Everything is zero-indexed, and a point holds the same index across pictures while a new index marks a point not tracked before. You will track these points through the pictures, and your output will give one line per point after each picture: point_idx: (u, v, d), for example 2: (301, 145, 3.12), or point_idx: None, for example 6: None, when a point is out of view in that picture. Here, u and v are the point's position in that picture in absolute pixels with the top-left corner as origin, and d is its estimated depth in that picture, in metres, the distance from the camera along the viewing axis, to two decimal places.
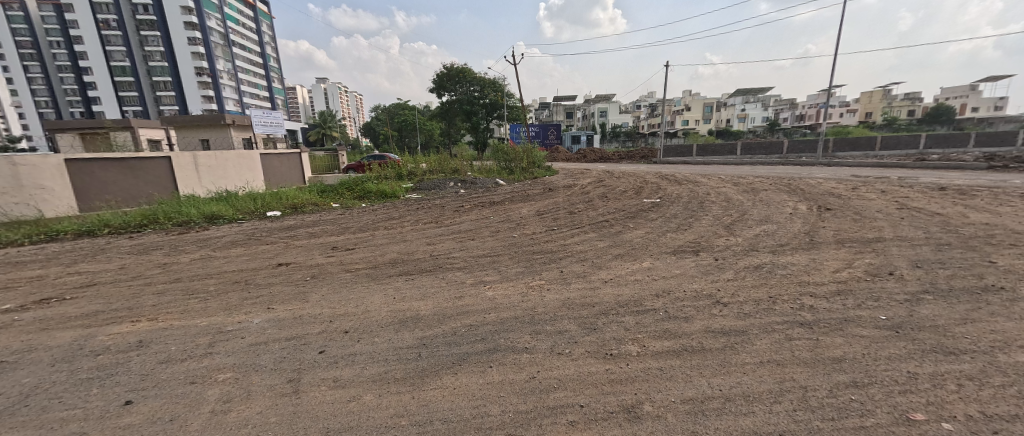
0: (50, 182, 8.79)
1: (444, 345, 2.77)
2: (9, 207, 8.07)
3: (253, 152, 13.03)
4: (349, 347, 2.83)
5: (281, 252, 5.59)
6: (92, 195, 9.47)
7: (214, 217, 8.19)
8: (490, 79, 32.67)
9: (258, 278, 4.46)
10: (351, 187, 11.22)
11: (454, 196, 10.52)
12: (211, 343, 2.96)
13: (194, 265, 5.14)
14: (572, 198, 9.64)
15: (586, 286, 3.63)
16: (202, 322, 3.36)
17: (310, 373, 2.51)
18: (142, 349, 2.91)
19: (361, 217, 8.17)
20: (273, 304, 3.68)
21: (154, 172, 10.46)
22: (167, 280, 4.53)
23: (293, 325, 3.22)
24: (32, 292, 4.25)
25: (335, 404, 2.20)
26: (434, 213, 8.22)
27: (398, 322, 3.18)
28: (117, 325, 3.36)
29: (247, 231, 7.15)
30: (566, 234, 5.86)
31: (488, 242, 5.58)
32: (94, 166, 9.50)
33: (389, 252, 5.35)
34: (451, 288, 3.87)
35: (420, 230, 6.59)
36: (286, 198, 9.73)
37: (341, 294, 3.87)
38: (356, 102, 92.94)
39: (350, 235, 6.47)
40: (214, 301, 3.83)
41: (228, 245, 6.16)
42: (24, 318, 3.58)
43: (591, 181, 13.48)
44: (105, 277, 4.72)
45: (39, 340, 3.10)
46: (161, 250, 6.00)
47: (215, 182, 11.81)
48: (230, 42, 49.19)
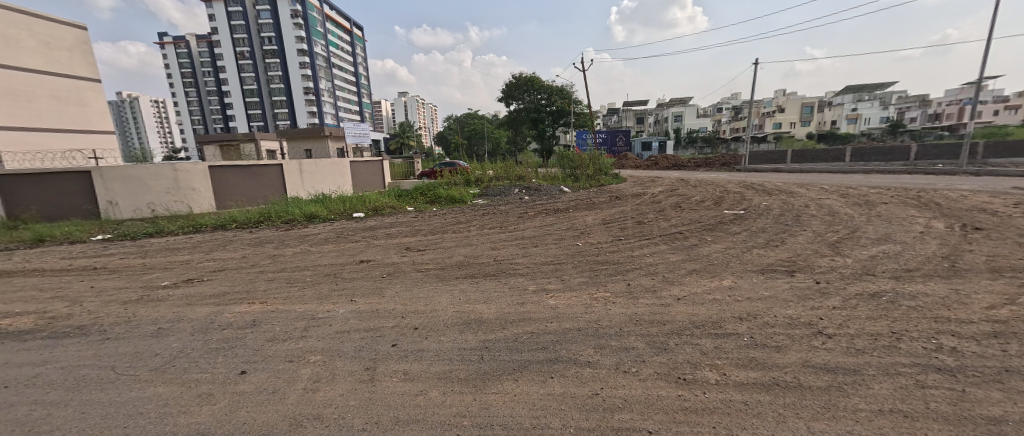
0: (199, 185, 10.96)
1: (506, 350, 2.78)
2: (171, 204, 10.60)
3: (344, 160, 14.50)
4: (418, 343, 2.98)
5: (363, 250, 6.13)
6: (226, 196, 11.46)
7: (311, 217, 9.29)
8: (558, 86, 32.62)
9: (344, 273, 4.94)
10: (424, 192, 11.96)
11: (519, 203, 10.65)
12: (305, 328, 3.33)
13: (294, 257, 5.87)
14: (642, 207, 9.16)
15: (658, 302, 3.40)
16: (299, 308, 3.80)
17: (384, 364, 2.69)
18: (254, 328, 3.39)
19: (432, 220, 8.64)
20: (355, 297, 4.03)
21: (270, 177, 12.23)
22: (273, 270, 5.23)
23: (371, 317, 3.49)
24: (179, 273, 5.22)
25: (404, 397, 2.32)
26: (499, 218, 8.39)
27: (463, 324, 3.27)
28: (238, 305, 3.95)
29: (337, 230, 7.99)
30: (634, 244, 5.57)
31: (552, 250, 5.52)
32: (227, 171, 11.47)
33: (455, 254, 5.57)
34: (516, 294, 3.88)
35: (486, 235, 6.77)
36: (369, 201, 10.68)
37: (412, 292, 4.11)
38: (431, 113, 99.47)
39: (421, 237, 6.88)
40: (309, 290, 4.32)
41: (321, 242, 6.93)
42: (175, 293, 4.40)
43: (663, 190, 12.66)
44: (231, 264, 5.62)
45: (183, 313, 3.79)
46: (272, 243, 6.99)
47: (315, 186, 13.43)
48: (330, 64, 56.06)
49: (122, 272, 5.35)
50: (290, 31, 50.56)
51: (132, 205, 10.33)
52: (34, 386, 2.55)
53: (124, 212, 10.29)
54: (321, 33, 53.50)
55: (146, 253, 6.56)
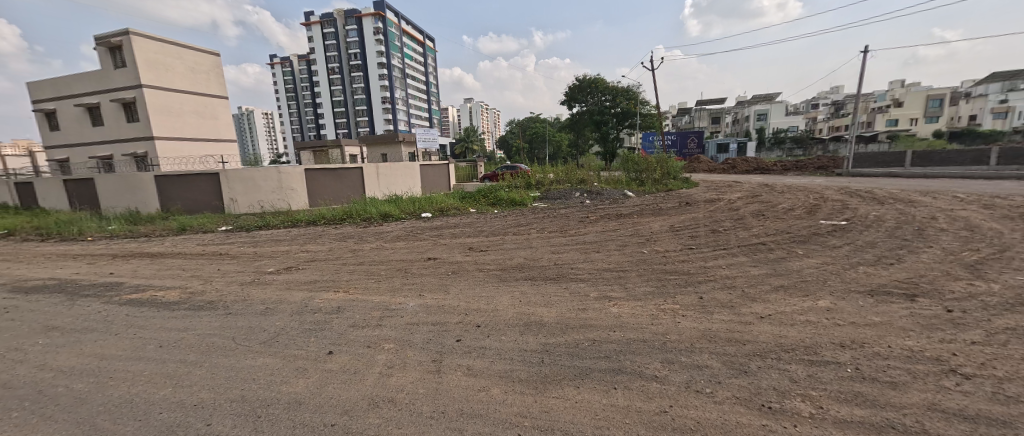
0: (295, 185, 12.52)
1: (567, 356, 2.75)
2: (275, 201, 12.27)
3: (415, 163, 15.48)
4: (481, 340, 3.08)
5: (431, 248, 6.49)
6: (317, 195, 12.94)
7: (386, 216, 10.08)
8: (625, 87, 31.42)
9: (413, 269, 5.28)
10: (486, 194, 12.31)
11: (580, 207, 10.47)
12: (380, 317, 3.63)
13: (371, 252, 6.43)
14: (716, 214, 8.44)
15: (737, 319, 3.10)
16: (375, 298, 4.15)
17: (449, 357, 2.82)
18: (338, 313, 3.78)
19: (494, 222, 8.86)
20: (424, 292, 4.28)
21: (352, 179, 13.53)
22: (353, 263, 5.78)
23: (437, 312, 3.69)
24: (280, 262, 6.01)
25: (468, 391, 2.41)
26: (559, 222, 8.32)
27: (523, 325, 3.30)
28: (325, 292, 4.44)
29: (407, 228, 8.57)
30: (707, 254, 5.15)
31: (615, 256, 5.32)
32: (318, 173, 12.93)
33: (516, 256, 5.64)
34: (576, 299, 3.82)
35: (546, 238, 6.76)
36: (436, 202, 11.28)
37: (476, 290, 4.26)
38: (496, 118, 102.18)
39: (483, 238, 7.10)
40: (383, 283, 4.70)
41: (394, 239, 7.49)
42: (277, 278, 5.09)
43: (742, 196, 11.52)
44: (320, 256, 6.33)
45: (282, 296, 4.36)
46: (353, 238, 7.72)
47: (389, 187, 14.54)
48: (405, 75, 60.49)
49: (238, 259, 6.32)
50: (373, 47, 55.83)
51: (246, 202, 12.16)
52: (176, 347, 3.12)
53: (240, 207, 12.16)
54: (398, 47, 58.36)
55: (256, 243, 7.67)
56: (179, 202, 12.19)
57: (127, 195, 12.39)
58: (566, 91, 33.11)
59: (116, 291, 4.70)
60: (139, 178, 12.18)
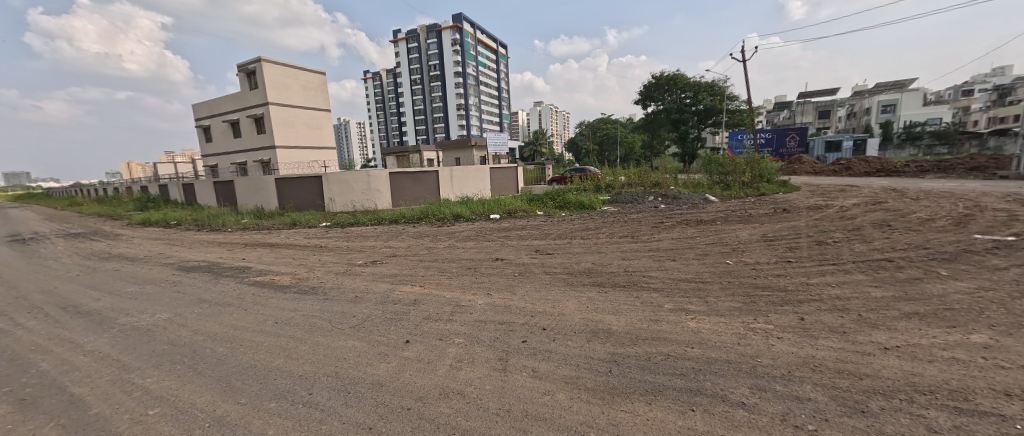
0: (381, 187, 13.77)
1: (637, 368, 2.60)
2: (364, 201, 13.65)
3: (485, 167, 15.96)
4: (547, 343, 3.05)
5: (499, 249, 6.64)
6: (398, 196, 14.04)
7: (457, 217, 10.55)
8: (708, 81, 28.95)
9: (482, 268, 5.45)
10: (554, 197, 12.22)
11: (654, 211, 9.87)
12: (451, 312, 3.80)
13: (444, 251, 6.78)
14: (822, 222, 7.32)
15: (849, 347, 2.64)
16: (447, 294, 4.37)
17: (515, 357, 2.85)
18: (415, 306, 4.04)
19: (562, 225, 8.76)
20: (492, 291, 4.39)
21: (428, 181, 14.43)
22: (428, 260, 6.16)
23: (504, 312, 3.74)
24: (368, 256, 6.64)
25: (533, 393, 2.40)
26: (630, 227, 7.92)
27: (590, 332, 3.20)
28: (405, 286, 4.79)
29: (477, 229, 8.88)
30: (810, 269, 4.48)
31: (694, 266, 4.90)
32: (400, 176, 14.03)
33: (584, 261, 5.51)
34: (649, 309, 3.59)
35: (617, 244, 6.48)
36: (504, 204, 11.51)
37: (542, 293, 4.23)
38: (566, 120, 101.19)
39: (551, 241, 7.06)
40: (455, 280, 4.92)
41: (465, 239, 7.82)
42: (364, 270, 5.64)
43: (858, 203, 9.80)
44: (400, 252, 6.87)
45: (368, 286, 4.80)
46: (428, 237, 8.23)
47: (461, 189, 15.20)
48: (479, 82, 63.00)
49: (334, 251, 7.14)
50: (451, 57, 59.23)
51: (341, 201, 13.69)
52: (286, 325, 3.63)
53: (337, 206, 13.73)
54: (473, 56, 61.12)
55: (349, 238, 8.60)
56: (291, 201, 14.19)
57: (256, 196, 14.75)
58: (641, 89, 31.50)
59: (245, 274, 5.64)
60: (263, 181, 14.47)
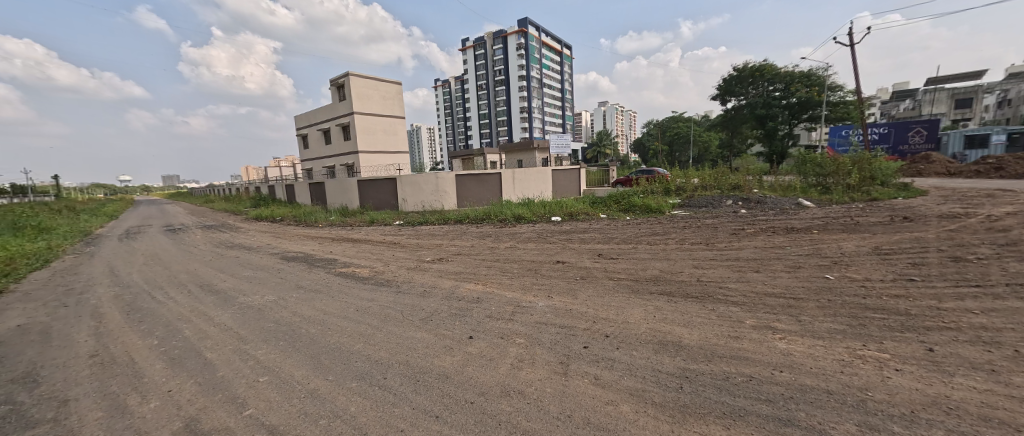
0: (448, 188, 14.43)
1: (712, 387, 2.37)
2: (432, 202, 14.42)
3: (547, 168, 15.89)
4: (610, 350, 2.92)
5: (561, 251, 6.56)
6: (463, 197, 14.58)
7: (519, 218, 10.64)
8: (803, 71, 25.72)
9: (543, 270, 5.42)
10: (618, 199, 11.77)
11: (733, 217, 9.00)
12: (513, 312, 3.83)
13: (506, 251, 6.88)
14: (956, 235, 6.05)
15: (999, 390, 2.13)
16: (508, 294, 4.41)
17: (576, 362, 2.77)
18: (478, 303, 4.15)
19: (627, 229, 8.39)
20: (552, 294, 4.34)
21: (491, 183, 14.77)
22: (491, 259, 6.29)
23: (566, 316, 3.67)
24: (435, 253, 6.99)
25: (596, 401, 2.31)
26: (705, 233, 7.31)
27: (658, 343, 3.00)
28: (468, 283, 4.95)
29: (539, 231, 8.87)
30: (941, 291, 3.71)
31: (782, 280, 4.35)
32: (465, 178, 14.57)
33: (651, 268, 5.19)
34: (728, 325, 3.26)
35: (690, 251, 6.01)
36: (566, 206, 11.34)
37: (604, 299, 4.07)
38: (634, 120, 96.98)
39: (615, 245, 6.78)
40: (516, 281, 4.95)
41: (526, 240, 7.86)
42: (432, 267, 5.93)
43: (1012, 211, 7.92)
44: (465, 250, 7.12)
45: (434, 282, 5.04)
46: (491, 237, 8.42)
47: (523, 191, 15.30)
48: (543, 84, 63.18)
49: (406, 248, 7.63)
50: (515, 61, 60.16)
51: (413, 202, 14.62)
52: (365, 313, 3.95)
53: (408, 206, 14.69)
54: (538, 59, 61.42)
55: (419, 236, 9.14)
56: (370, 201, 15.52)
57: (341, 196, 16.40)
58: (720, 84, 29.08)
59: (332, 265, 6.28)
60: (347, 182, 16.04)
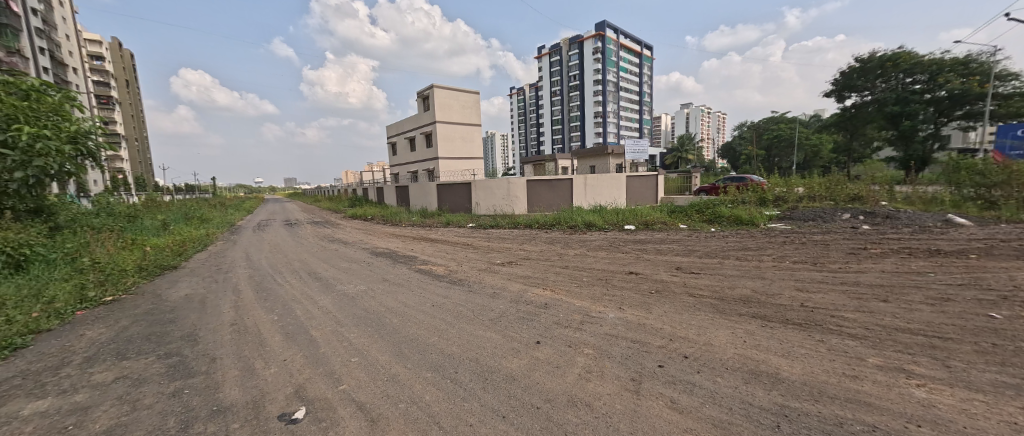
0: (519, 193, 14.63)
1: (819, 432, 2.01)
2: (503, 206, 14.75)
3: (622, 175, 15.23)
4: (690, 373, 2.66)
5: (634, 262, 6.21)
6: (533, 202, 14.66)
7: (590, 225, 10.35)
8: (955, 58, 21.03)
9: (614, 280, 5.18)
10: (702, 209, 10.81)
11: (848, 233, 7.66)
12: (581, 321, 3.71)
13: (576, 258, 6.72)
14: None
15: None
16: (577, 302, 4.30)
17: (650, 381, 2.57)
18: (546, 309, 4.11)
19: (711, 242, 7.64)
20: (624, 305, 4.12)
21: (562, 188, 14.62)
22: (560, 265, 6.21)
23: (639, 330, 3.44)
24: (505, 256, 7.11)
25: (672, 426, 2.11)
26: (811, 251, 6.32)
27: (748, 372, 2.65)
28: (536, 288, 4.93)
29: (611, 239, 8.53)
30: None
31: (921, 314, 3.53)
32: (536, 183, 14.64)
33: (741, 287, 4.63)
34: (842, 362, 2.74)
35: (791, 271, 5.23)
36: (641, 214, 10.75)
37: (682, 316, 3.74)
38: (722, 123, 88.56)
39: (697, 259, 6.20)
40: (586, 289, 4.81)
41: (597, 248, 7.59)
42: (502, 269, 6.04)
43: None
44: (534, 255, 7.13)
45: (504, 285, 5.12)
46: (561, 243, 8.31)
47: (595, 198, 14.87)
48: (620, 88, 61.10)
49: (478, 250, 7.90)
50: (591, 66, 59.14)
51: (485, 206, 15.14)
52: (439, 309, 4.17)
53: (481, 210, 15.24)
54: (615, 62, 59.58)
55: (490, 238, 9.40)
56: (446, 203, 16.46)
57: (422, 198, 17.66)
58: (837, 78, 25.28)
59: (411, 262, 6.76)
60: (427, 186, 17.22)
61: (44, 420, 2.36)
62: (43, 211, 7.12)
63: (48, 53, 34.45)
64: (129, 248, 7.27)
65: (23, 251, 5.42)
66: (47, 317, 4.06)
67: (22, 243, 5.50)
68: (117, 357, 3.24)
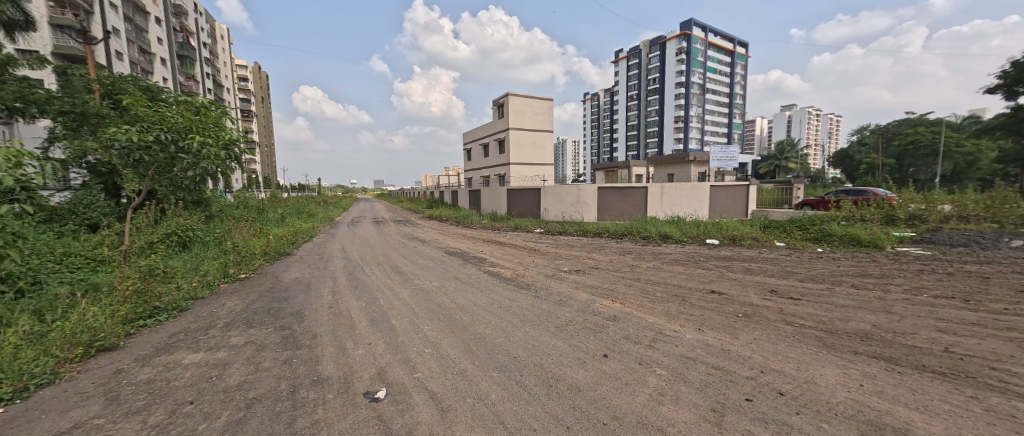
0: (589, 200, 14.36)
1: None
2: (572, 213, 14.60)
3: (705, 184, 14.07)
4: (782, 411, 2.37)
5: (717, 280, 5.69)
6: (604, 210, 14.26)
7: (666, 237, 9.76)
8: None
9: (693, 298, 4.82)
10: (804, 225, 9.52)
11: (1013, 266, 6.12)
12: (654, 339, 3.53)
13: (648, 271, 6.40)
14: None
15: None
16: (649, 318, 4.09)
17: (734, 415, 2.34)
18: (615, 322, 3.99)
19: (816, 264, 6.68)
20: (704, 326, 3.81)
21: (636, 197, 14.00)
22: (631, 277, 5.96)
23: (721, 355, 3.16)
24: (572, 264, 7.04)
25: None
26: (957, 284, 5.17)
27: (861, 421, 2.27)
28: (605, 299, 4.79)
29: (689, 253, 7.94)
30: None
31: None
32: (608, 191, 14.21)
33: (856, 320, 3.96)
34: (1003, 427, 2.18)
35: (927, 307, 4.32)
36: (727, 228, 9.81)
37: (775, 346, 3.33)
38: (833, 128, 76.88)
39: (798, 283, 5.45)
40: (658, 305, 4.56)
41: (673, 262, 7.12)
42: (570, 277, 5.99)
43: None
44: (603, 265, 6.94)
45: (571, 293, 5.07)
46: (633, 254, 7.97)
47: (672, 208, 13.97)
48: (706, 90, 56.63)
49: (545, 256, 7.93)
50: (674, 67, 55.79)
51: (554, 212, 15.14)
52: (507, 312, 4.28)
53: (550, 216, 15.28)
54: (702, 62, 55.36)
55: (558, 245, 9.37)
56: (515, 208, 16.82)
57: (493, 202, 18.25)
58: None
59: (482, 263, 7.04)
60: (498, 191, 17.78)
61: (197, 370, 2.95)
62: (201, 203, 8.89)
63: (210, 77, 43.10)
64: (257, 235, 8.72)
65: (187, 234, 6.85)
66: (202, 287, 5.09)
67: (187, 228, 6.96)
68: (247, 325, 3.92)
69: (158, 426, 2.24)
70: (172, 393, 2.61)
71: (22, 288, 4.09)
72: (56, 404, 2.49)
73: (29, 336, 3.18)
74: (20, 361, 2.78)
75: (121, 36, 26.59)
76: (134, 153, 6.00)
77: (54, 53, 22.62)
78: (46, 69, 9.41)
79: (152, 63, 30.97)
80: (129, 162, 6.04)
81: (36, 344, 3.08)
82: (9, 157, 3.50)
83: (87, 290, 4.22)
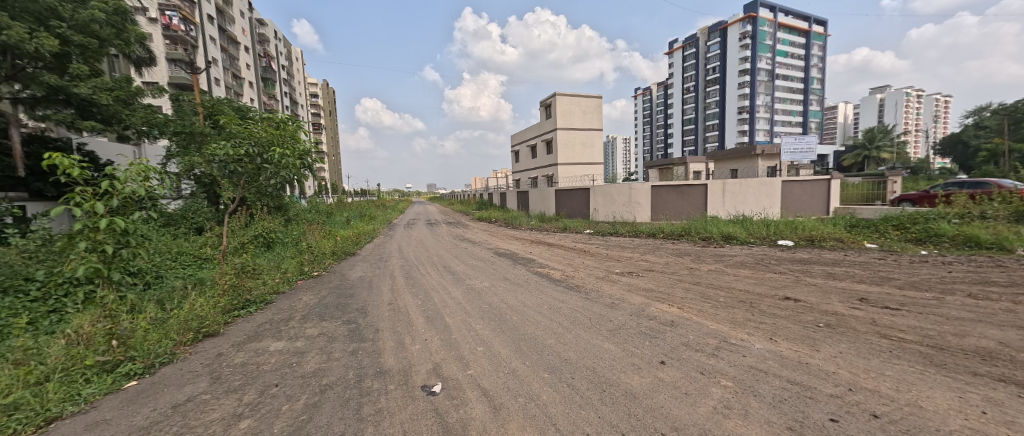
0: (642, 199, 13.75)
1: None
2: (623, 212, 14.12)
3: (775, 179, 12.84)
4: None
5: (792, 286, 5.17)
6: (659, 209, 13.56)
7: (728, 237, 9.10)
8: None
9: (763, 305, 4.42)
10: (901, 223, 8.34)
11: None
12: (717, 347, 3.30)
13: (709, 275, 5.98)
14: None
15: None
16: (711, 325, 3.83)
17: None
18: (673, 328, 3.78)
19: (916, 269, 5.83)
20: (776, 336, 3.49)
21: (694, 195, 13.16)
22: (690, 281, 5.63)
23: (798, 369, 2.86)
24: (624, 266, 6.81)
25: None
26: None
27: None
28: (660, 304, 4.56)
29: (757, 256, 7.31)
30: None
31: None
32: (663, 189, 13.49)
33: (974, 336, 3.37)
34: None
35: None
36: (803, 227, 8.89)
37: (867, 362, 2.93)
38: None
39: (895, 292, 4.76)
40: (722, 311, 4.24)
41: (738, 265, 6.59)
42: (623, 280, 5.78)
43: None
44: (658, 267, 6.62)
45: (624, 296, 4.91)
46: (691, 256, 7.52)
47: (736, 206, 12.90)
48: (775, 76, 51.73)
49: (595, 257, 7.75)
50: (737, 54, 51.70)
51: (604, 212, 14.77)
52: (558, 313, 4.26)
53: (600, 216, 14.90)
54: (770, 46, 50.62)
55: (609, 246, 9.12)
56: (563, 208, 16.70)
57: (541, 203, 18.25)
58: None
59: (532, 264, 7.05)
60: (547, 192, 17.73)
61: (280, 356, 3.32)
62: (280, 208, 9.98)
63: (288, 95, 48.13)
64: (326, 236, 9.57)
65: (271, 236, 7.76)
66: (283, 282, 5.73)
67: (270, 230, 7.86)
68: (320, 317, 4.34)
69: (251, 404, 2.55)
70: (261, 376, 2.96)
71: (149, 281, 4.87)
72: (175, 379, 2.94)
73: (155, 321, 3.78)
74: (148, 342, 3.33)
75: (218, 65, 30.64)
76: (230, 165, 6.85)
77: (169, 82, 26.83)
78: (163, 97, 11.13)
79: (242, 86, 35.35)
80: (225, 173, 6.89)
81: (161, 327, 3.66)
82: (140, 172, 4.15)
83: (196, 283, 4.94)
